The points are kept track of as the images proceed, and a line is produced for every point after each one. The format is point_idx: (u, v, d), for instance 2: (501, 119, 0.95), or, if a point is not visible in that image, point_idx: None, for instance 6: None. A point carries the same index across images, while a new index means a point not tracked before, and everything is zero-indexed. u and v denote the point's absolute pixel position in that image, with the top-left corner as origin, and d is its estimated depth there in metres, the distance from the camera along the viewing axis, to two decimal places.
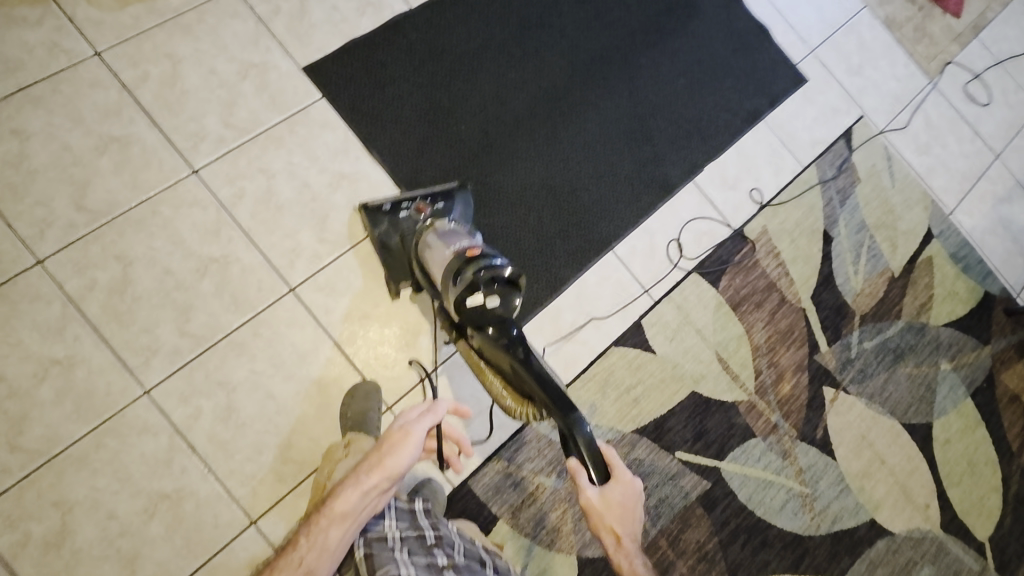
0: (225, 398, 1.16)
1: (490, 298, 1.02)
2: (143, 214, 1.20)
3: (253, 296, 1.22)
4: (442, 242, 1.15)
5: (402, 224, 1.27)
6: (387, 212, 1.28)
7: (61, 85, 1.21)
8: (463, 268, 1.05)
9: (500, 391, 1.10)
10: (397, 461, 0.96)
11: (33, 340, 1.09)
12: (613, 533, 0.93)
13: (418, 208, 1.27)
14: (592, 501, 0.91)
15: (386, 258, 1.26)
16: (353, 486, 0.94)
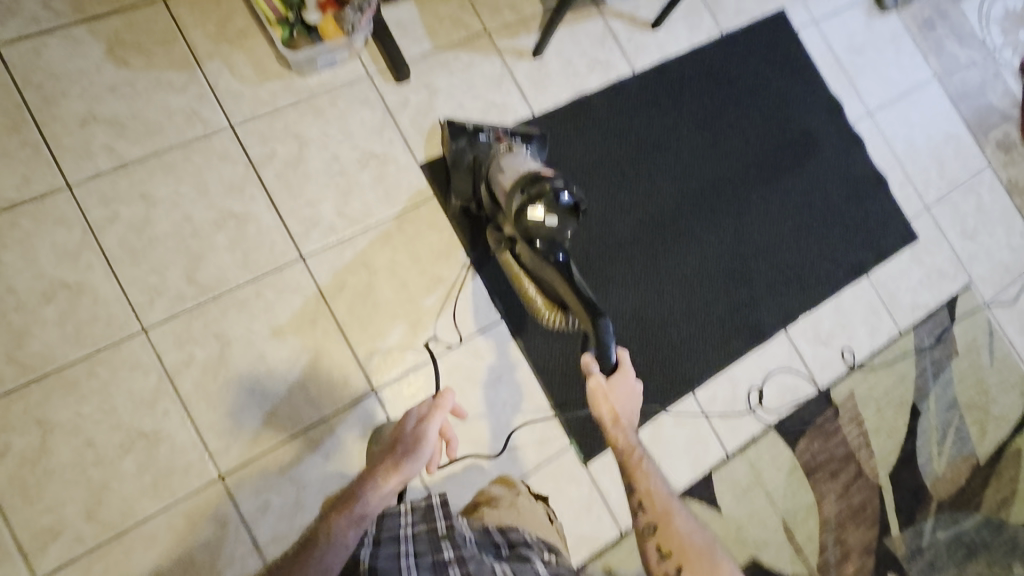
0: (293, 493, 1.16)
1: (550, 217, 1.09)
2: (248, 295, 1.21)
3: (338, 393, 1.22)
4: (513, 164, 1.21)
5: (479, 146, 1.29)
6: (467, 132, 1.31)
7: (194, 154, 1.23)
8: (537, 180, 1.12)
9: (532, 295, 1.22)
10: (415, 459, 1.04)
11: (125, 410, 1.11)
12: (614, 416, 1.01)
13: (496, 136, 1.30)
14: (600, 384, 1.02)
15: (455, 169, 1.29)
16: (371, 481, 1.00)
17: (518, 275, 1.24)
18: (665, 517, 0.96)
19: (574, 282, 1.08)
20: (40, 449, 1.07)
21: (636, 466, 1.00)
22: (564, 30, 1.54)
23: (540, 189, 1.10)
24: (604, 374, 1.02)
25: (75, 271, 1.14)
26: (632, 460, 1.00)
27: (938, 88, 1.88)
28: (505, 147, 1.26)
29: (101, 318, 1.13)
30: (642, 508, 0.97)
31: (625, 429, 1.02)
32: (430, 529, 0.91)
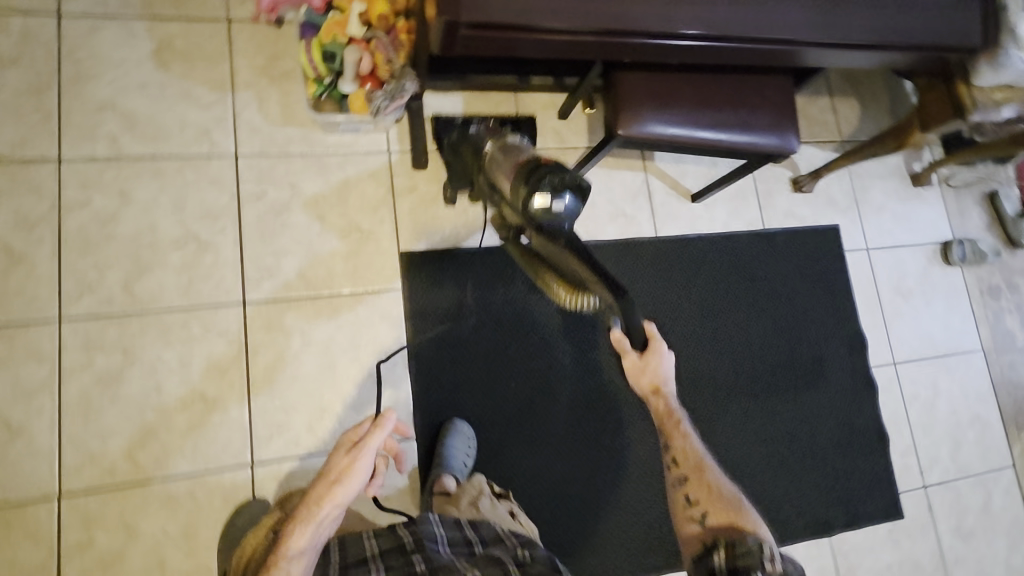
0: (122, 538, 1.09)
1: (553, 202, 0.93)
2: (175, 322, 1.18)
3: (214, 452, 1.16)
4: (513, 150, 1.09)
5: (469, 137, 1.28)
6: (460, 130, 1.32)
7: (187, 170, 1.24)
8: (535, 171, 0.96)
9: (546, 281, 1.07)
10: (347, 489, 0.88)
11: (2, 392, 1.09)
12: (652, 386, 0.96)
13: (487, 127, 1.27)
14: (635, 364, 0.95)
15: (451, 166, 1.30)
16: (306, 522, 0.86)
17: (532, 261, 1.13)
18: (698, 470, 0.93)
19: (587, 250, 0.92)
20: None
21: (674, 427, 0.97)
22: (601, 172, 1.51)
23: (538, 174, 0.95)
24: (631, 350, 0.93)
25: (25, 242, 1.14)
26: (672, 423, 0.97)
27: (983, 362, 1.72)
28: (503, 140, 1.13)
29: (25, 295, 1.12)
30: (677, 471, 0.95)
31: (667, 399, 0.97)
32: (397, 543, 0.98)
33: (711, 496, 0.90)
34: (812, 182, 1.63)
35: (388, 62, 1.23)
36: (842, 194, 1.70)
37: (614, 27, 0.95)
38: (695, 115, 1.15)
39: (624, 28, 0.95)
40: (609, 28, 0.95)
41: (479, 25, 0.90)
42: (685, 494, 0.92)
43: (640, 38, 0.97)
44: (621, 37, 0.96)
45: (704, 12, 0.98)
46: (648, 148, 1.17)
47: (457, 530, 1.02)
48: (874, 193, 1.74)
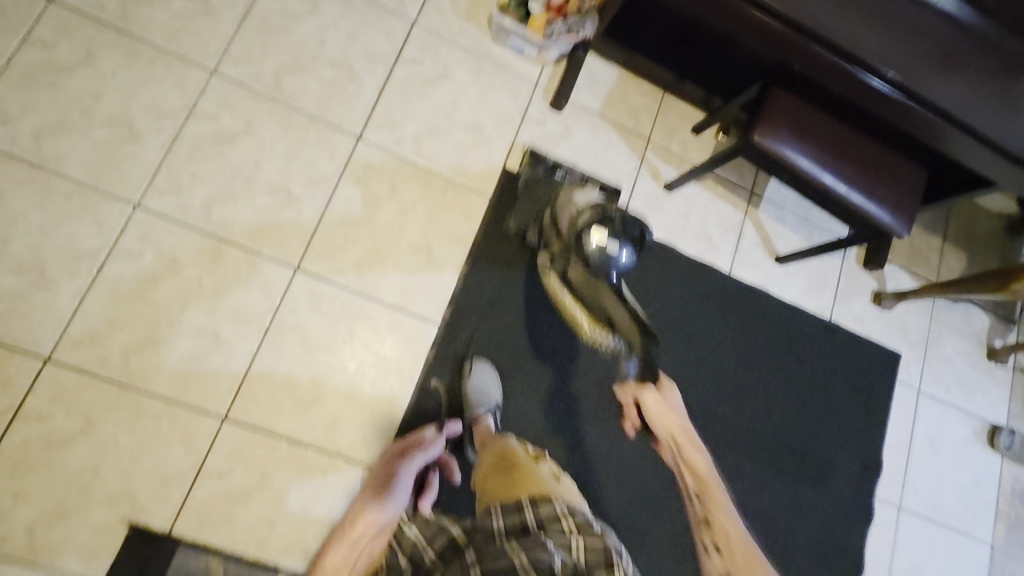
0: (164, 267, 1.16)
1: (613, 242, 1.12)
2: (298, 121, 1.29)
3: (272, 241, 1.23)
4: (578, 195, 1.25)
5: (552, 181, 1.40)
6: (546, 165, 1.41)
7: (370, 12, 1.37)
8: (601, 214, 1.14)
9: (575, 313, 1.23)
10: (379, 507, 1.10)
11: (140, 101, 1.20)
12: (671, 431, 1.22)
13: (571, 174, 1.42)
14: (673, 447, 1.22)
15: (517, 197, 1.38)
16: (341, 542, 1.10)
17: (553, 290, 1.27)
18: (737, 549, 1.07)
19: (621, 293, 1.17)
20: (65, 70, 1.18)
21: (694, 466, 1.20)
22: (705, 194, 1.56)
23: (609, 219, 1.14)
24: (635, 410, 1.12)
25: (220, 2, 1.28)
26: (713, 495, 1.16)
27: (989, 556, 1.62)
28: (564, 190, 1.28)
29: (198, 40, 1.26)
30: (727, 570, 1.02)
31: (701, 460, 1.21)
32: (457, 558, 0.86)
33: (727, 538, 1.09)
34: (893, 301, 1.62)
35: (579, 0, 1.34)
36: (918, 328, 1.68)
37: (802, 25, 1.05)
38: (829, 155, 1.19)
39: (807, 28, 1.05)
40: (795, 21, 1.05)
41: None
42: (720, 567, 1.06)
43: (816, 46, 1.06)
44: (804, 38, 1.06)
45: (882, 54, 1.08)
46: (771, 167, 1.22)
47: (513, 513, 0.86)
48: (948, 344, 1.71)
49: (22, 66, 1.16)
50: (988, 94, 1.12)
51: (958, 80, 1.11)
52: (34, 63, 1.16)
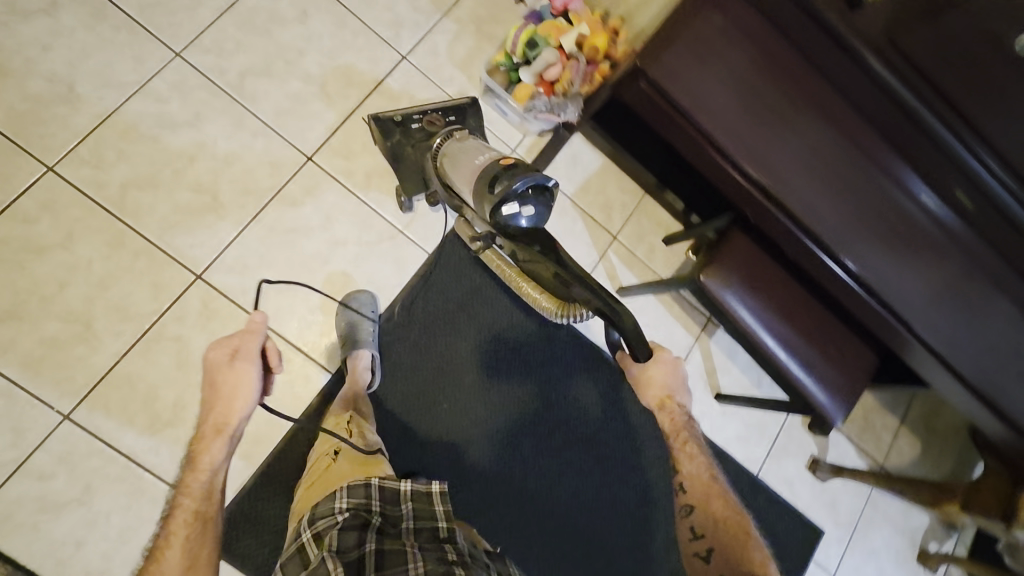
0: (56, 240, 1.09)
1: (518, 208, 0.93)
2: (249, 127, 1.22)
3: (181, 241, 1.16)
4: (466, 156, 1.10)
5: (413, 135, 1.27)
6: (397, 121, 1.27)
7: (362, 37, 1.32)
8: (496, 179, 0.97)
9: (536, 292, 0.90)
10: (242, 400, 0.94)
11: (90, 66, 1.15)
12: (659, 400, 0.89)
13: (429, 120, 1.27)
14: (642, 373, 0.88)
15: (398, 171, 1.25)
16: (214, 440, 0.92)
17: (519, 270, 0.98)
18: (704, 498, 0.89)
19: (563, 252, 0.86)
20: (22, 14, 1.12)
21: (682, 447, 0.91)
22: (659, 309, 1.47)
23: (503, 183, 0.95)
24: (632, 360, 0.85)
25: None
26: (680, 448, 0.91)
27: None
28: (454, 137, 1.20)
29: (172, 20, 1.20)
30: (688, 513, 0.90)
31: (676, 420, 0.91)
32: (430, 525, 0.85)
33: (713, 512, 0.88)
34: (828, 475, 1.50)
35: (570, 82, 1.27)
36: (848, 509, 1.56)
37: (765, 185, 0.96)
38: (772, 318, 1.09)
39: (768, 189, 0.96)
40: (758, 180, 0.96)
41: (658, 89, 0.92)
42: (690, 521, 0.89)
43: (776, 210, 0.97)
44: (766, 200, 0.97)
45: (845, 237, 0.99)
46: (711, 313, 1.10)
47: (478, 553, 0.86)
48: (878, 535, 1.58)
49: None
50: (948, 302, 1.05)
51: (919, 279, 1.03)
52: None
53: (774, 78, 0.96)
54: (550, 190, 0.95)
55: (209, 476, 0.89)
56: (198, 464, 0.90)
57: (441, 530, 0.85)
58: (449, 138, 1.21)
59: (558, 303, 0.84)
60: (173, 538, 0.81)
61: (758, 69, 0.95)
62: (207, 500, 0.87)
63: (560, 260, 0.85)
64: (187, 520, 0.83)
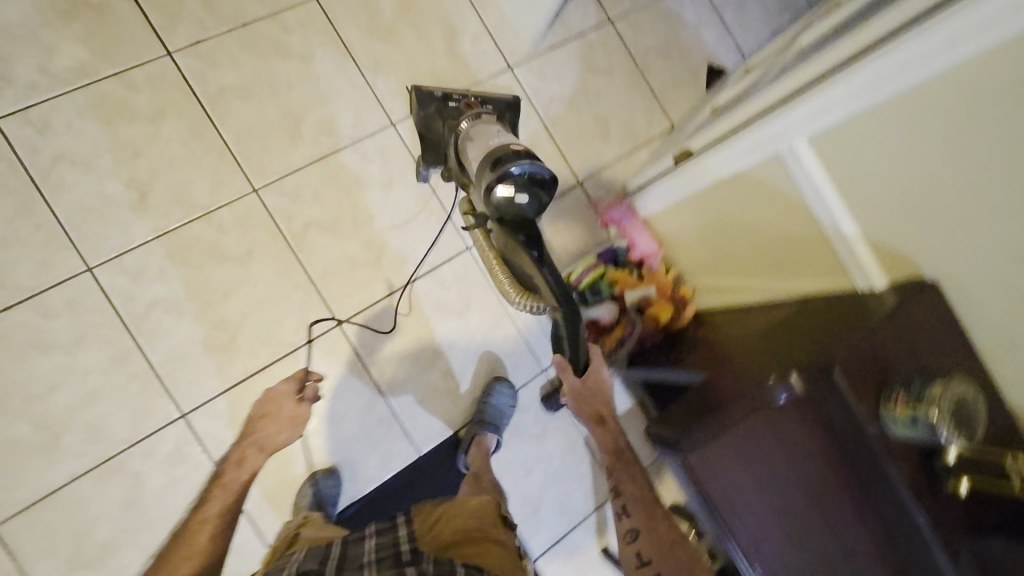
0: (63, 342, 1.07)
1: (509, 190, 0.96)
2: (293, 277, 1.21)
3: (180, 373, 1.11)
4: (483, 134, 1.09)
5: (447, 112, 1.25)
6: (437, 98, 1.25)
7: (436, 218, 1.31)
8: (501, 161, 0.97)
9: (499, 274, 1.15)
10: (293, 423, 1.04)
11: (169, 181, 1.16)
12: (598, 413, 1.06)
13: (467, 103, 1.23)
14: (575, 395, 1.05)
15: (423, 136, 1.25)
16: (256, 448, 1.00)
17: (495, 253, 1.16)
18: (648, 526, 0.95)
19: (541, 259, 1.01)
20: (129, 117, 1.15)
21: (616, 457, 1.02)
22: None
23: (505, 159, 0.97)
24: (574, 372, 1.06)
25: (310, 134, 1.25)
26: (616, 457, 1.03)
27: None
28: (482, 118, 1.16)
29: (262, 157, 1.22)
30: (628, 523, 0.96)
31: (612, 428, 1.05)
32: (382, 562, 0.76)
33: (654, 536, 0.94)
34: None
35: (620, 341, 1.19)
36: None
37: None
38: None
39: None
40: None
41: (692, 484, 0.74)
42: (637, 548, 0.93)
43: None
44: None
45: None
46: None
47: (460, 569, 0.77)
48: None
49: (96, 93, 1.14)
50: None
51: None
52: (108, 97, 1.15)
53: (817, 495, 0.75)
54: (549, 183, 0.98)
55: (247, 473, 0.97)
56: (242, 464, 0.98)
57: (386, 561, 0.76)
58: (473, 119, 1.17)
59: (522, 292, 1.07)
60: (207, 522, 0.88)
61: (795, 480, 0.75)
62: (241, 492, 0.95)
63: (540, 258, 1.01)
64: (218, 504, 0.92)
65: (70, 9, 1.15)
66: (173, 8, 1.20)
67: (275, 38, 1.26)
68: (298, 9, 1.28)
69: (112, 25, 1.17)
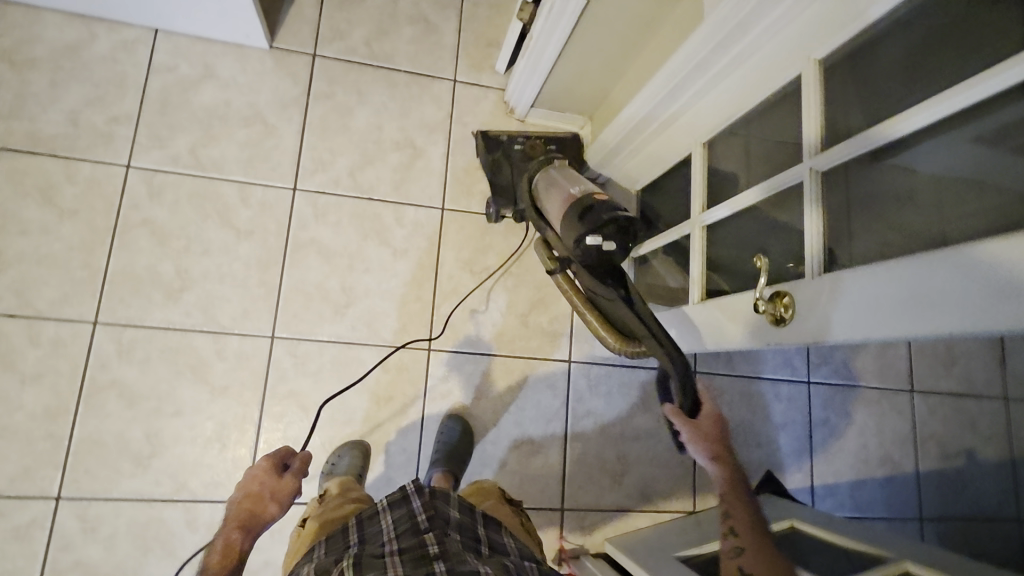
0: (24, 372, 1.11)
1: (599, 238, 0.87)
2: (242, 433, 1.18)
3: (87, 457, 1.11)
4: (568, 185, 1.06)
5: (515, 155, 1.34)
6: (502, 142, 1.35)
7: (405, 456, 1.25)
8: (591, 209, 0.90)
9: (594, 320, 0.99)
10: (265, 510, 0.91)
11: (212, 289, 1.21)
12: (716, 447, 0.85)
13: (531, 145, 1.36)
14: (696, 430, 0.84)
15: (499, 185, 1.32)
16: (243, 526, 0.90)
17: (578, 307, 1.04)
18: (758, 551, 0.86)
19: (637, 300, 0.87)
20: (223, 222, 1.24)
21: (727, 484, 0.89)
22: None
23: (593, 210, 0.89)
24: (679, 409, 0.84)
25: (352, 317, 1.27)
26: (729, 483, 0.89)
27: None
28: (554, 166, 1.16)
29: (299, 311, 1.24)
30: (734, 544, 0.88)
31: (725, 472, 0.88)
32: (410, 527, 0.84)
33: (757, 545, 0.87)
34: None
35: None
36: None
37: None
38: None
39: None
40: None
41: None
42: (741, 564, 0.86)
43: None
44: None
45: None
46: None
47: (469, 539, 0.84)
48: None
49: (215, 189, 1.25)
50: None
51: None
52: (222, 197, 1.25)
53: None
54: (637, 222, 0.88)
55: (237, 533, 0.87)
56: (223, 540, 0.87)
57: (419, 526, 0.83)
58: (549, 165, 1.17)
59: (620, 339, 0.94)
60: None
61: None
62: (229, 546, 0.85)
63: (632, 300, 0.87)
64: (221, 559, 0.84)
65: (249, 118, 1.29)
66: (325, 158, 1.31)
67: (384, 224, 1.32)
68: (420, 211, 1.34)
69: (269, 145, 1.29)
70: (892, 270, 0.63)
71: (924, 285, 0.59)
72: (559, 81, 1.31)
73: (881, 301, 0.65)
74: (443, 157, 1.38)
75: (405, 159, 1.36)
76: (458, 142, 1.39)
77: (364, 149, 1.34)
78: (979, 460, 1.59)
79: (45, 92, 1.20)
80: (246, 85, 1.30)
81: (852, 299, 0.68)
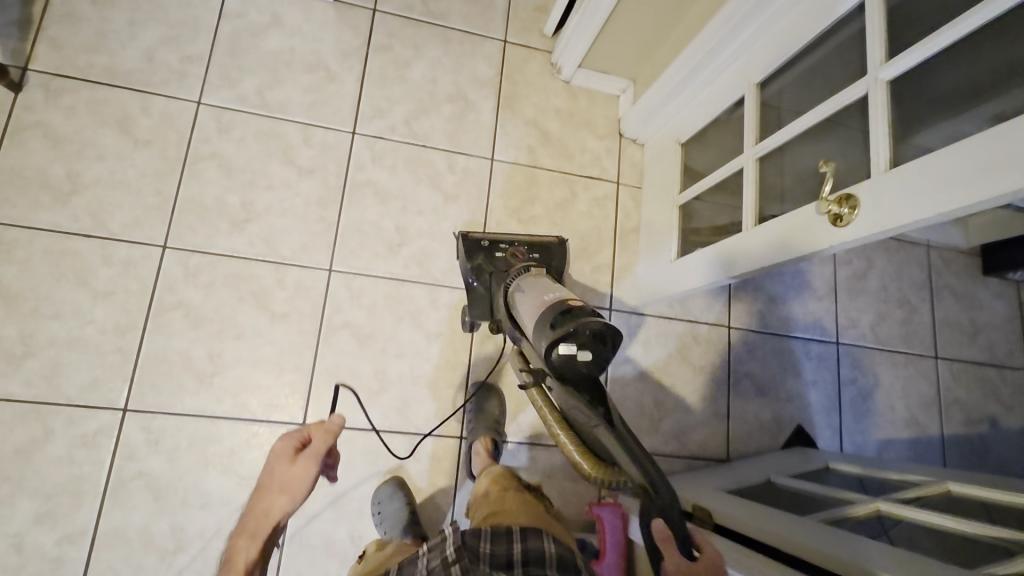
0: (97, 288, 1.15)
1: (568, 352, 0.80)
2: (298, 359, 1.22)
3: (153, 372, 1.15)
4: (536, 289, 0.99)
5: (492, 266, 1.16)
6: (485, 247, 1.19)
7: (452, 390, 1.29)
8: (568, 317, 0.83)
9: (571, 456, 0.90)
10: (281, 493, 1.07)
11: (273, 222, 1.26)
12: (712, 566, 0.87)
13: (516, 252, 1.17)
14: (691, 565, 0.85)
15: (472, 293, 1.18)
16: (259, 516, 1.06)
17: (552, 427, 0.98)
18: None
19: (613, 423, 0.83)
20: (285, 160, 1.29)
21: None
22: None
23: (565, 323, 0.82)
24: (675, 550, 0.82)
25: (405, 256, 1.32)
26: None
27: None
28: (531, 273, 1.09)
29: (355, 248, 1.29)
30: None
31: None
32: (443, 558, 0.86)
33: None
34: None
35: None
36: None
37: None
38: None
39: None
40: None
41: None
42: None
43: None
44: None
45: None
46: None
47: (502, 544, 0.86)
48: None
49: (279, 129, 1.30)
50: None
51: None
52: (285, 136, 1.30)
53: None
54: (615, 338, 0.82)
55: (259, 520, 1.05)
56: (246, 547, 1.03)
57: (450, 556, 0.85)
58: (521, 274, 1.10)
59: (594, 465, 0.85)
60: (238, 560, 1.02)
61: None
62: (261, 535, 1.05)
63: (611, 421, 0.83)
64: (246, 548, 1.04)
65: (312, 65, 1.35)
66: (382, 106, 1.37)
67: (436, 170, 1.37)
68: (471, 160, 1.40)
69: (330, 91, 1.35)
70: (954, 148, 0.69)
71: (985, 151, 0.65)
72: (611, 36, 1.37)
73: (936, 181, 0.70)
74: (492, 111, 1.44)
75: (458, 111, 1.42)
76: (507, 99, 1.46)
77: (419, 99, 1.40)
78: (1002, 428, 1.63)
79: (123, 30, 1.26)
80: (310, 34, 1.36)
81: (946, 169, 0.69)
